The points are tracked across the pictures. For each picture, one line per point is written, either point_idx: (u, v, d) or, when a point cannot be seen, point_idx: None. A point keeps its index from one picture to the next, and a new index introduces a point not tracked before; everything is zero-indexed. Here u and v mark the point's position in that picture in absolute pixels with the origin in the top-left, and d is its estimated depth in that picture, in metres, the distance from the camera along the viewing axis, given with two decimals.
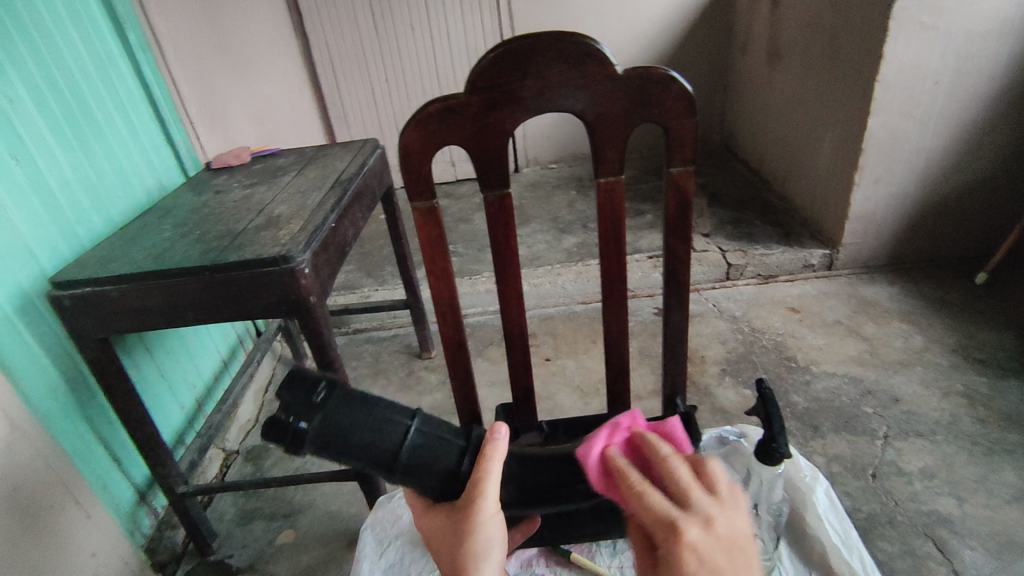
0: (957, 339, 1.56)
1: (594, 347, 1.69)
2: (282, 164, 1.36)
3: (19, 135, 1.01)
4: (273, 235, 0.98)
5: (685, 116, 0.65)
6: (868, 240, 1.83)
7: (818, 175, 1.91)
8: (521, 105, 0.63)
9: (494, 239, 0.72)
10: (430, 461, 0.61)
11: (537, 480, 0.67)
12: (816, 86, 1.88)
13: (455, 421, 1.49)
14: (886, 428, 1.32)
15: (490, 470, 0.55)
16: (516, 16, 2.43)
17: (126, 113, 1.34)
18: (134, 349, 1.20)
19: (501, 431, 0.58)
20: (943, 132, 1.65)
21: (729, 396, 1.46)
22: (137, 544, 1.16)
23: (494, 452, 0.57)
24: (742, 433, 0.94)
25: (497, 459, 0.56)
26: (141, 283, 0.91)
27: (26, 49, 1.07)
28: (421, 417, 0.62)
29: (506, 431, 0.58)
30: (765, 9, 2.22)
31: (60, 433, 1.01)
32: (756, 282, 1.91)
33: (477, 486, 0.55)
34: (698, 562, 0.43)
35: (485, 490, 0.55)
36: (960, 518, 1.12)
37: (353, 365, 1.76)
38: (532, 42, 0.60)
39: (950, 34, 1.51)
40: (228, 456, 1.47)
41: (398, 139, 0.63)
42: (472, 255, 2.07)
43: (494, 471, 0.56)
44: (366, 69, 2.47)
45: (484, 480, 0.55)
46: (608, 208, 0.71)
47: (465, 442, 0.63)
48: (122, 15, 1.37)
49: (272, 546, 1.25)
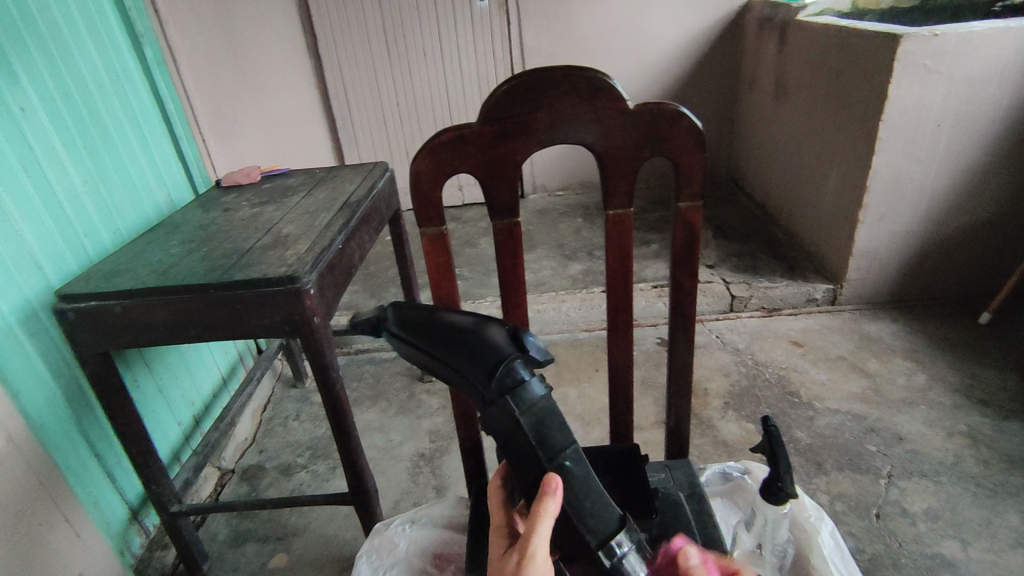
0: (961, 378, 1.55)
1: (596, 375, 1.68)
2: (292, 183, 1.37)
3: (33, 148, 1.02)
4: (280, 255, 0.98)
5: (695, 151, 0.66)
6: (872, 277, 1.84)
7: (822, 211, 1.93)
8: (533, 137, 0.64)
9: (502, 267, 0.72)
10: (554, 433, 0.58)
11: (551, 429, 0.58)
12: (820, 123, 1.92)
13: (454, 447, 1.48)
14: (889, 467, 1.31)
15: (541, 518, 0.53)
16: (526, 46, 2.48)
17: (139, 129, 1.36)
18: (134, 363, 1.20)
19: (555, 478, 0.55)
20: (947, 171, 1.66)
21: (731, 430, 1.45)
22: (126, 563, 1.14)
23: (546, 494, 0.54)
24: (747, 470, 0.85)
25: (553, 507, 0.54)
26: (144, 299, 0.91)
27: (44, 64, 1.09)
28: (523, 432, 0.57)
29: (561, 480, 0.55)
30: (772, 46, 2.26)
31: (55, 447, 1.00)
32: (760, 314, 1.90)
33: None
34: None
35: (534, 545, 0.52)
36: (965, 562, 1.10)
37: (353, 386, 1.75)
38: (545, 75, 0.61)
39: (953, 76, 1.54)
40: (223, 475, 1.46)
41: (411, 166, 0.64)
42: (476, 278, 2.07)
43: (548, 524, 0.53)
44: (377, 94, 2.52)
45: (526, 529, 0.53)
46: (617, 239, 0.72)
47: (502, 380, 0.57)
48: (141, 34, 1.41)
49: (263, 570, 1.22)
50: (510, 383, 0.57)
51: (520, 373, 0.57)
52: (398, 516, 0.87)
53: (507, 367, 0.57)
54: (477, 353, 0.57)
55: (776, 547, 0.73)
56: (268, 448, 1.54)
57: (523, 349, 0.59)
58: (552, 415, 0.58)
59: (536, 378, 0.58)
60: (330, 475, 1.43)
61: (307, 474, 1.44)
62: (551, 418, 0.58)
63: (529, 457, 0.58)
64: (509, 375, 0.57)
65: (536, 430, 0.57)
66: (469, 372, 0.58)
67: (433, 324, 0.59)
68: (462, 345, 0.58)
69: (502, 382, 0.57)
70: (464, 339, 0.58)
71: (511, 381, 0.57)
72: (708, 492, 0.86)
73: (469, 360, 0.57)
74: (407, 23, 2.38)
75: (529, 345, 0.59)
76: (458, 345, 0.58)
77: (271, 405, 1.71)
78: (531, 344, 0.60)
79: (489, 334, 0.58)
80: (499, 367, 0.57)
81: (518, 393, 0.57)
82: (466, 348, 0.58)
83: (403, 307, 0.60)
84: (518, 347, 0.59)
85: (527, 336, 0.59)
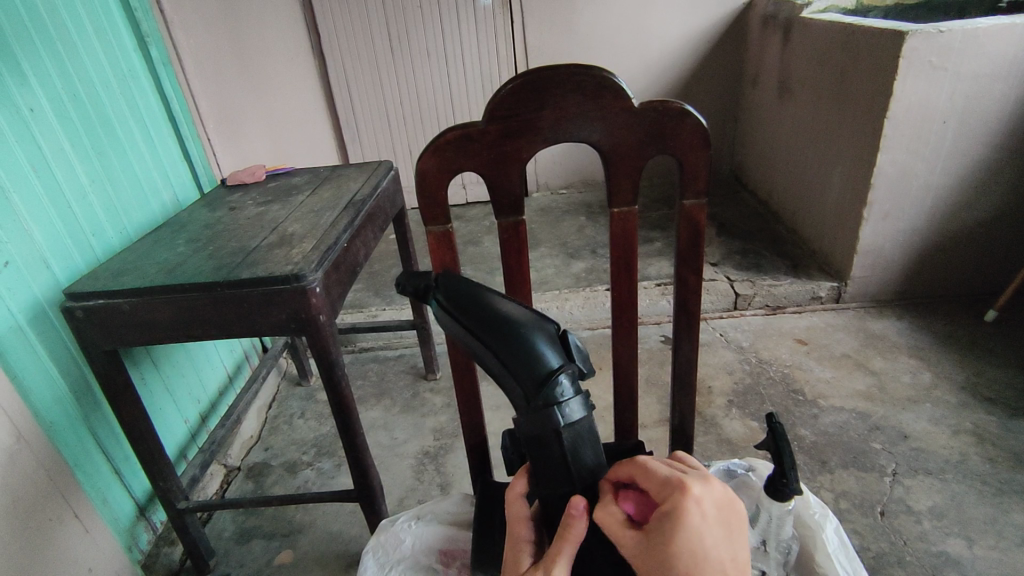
0: (966, 376, 1.54)
1: (600, 373, 1.68)
2: (297, 182, 1.38)
3: (40, 147, 1.03)
4: (286, 253, 0.99)
5: (699, 149, 0.66)
6: (876, 275, 1.83)
7: (826, 209, 1.92)
8: (538, 135, 0.64)
9: (507, 264, 0.72)
10: (588, 450, 0.60)
11: (585, 447, 0.60)
12: (824, 121, 1.91)
13: (459, 444, 1.49)
14: (894, 465, 1.31)
15: (567, 541, 0.53)
16: (530, 44, 2.48)
17: (145, 128, 1.36)
18: (141, 362, 1.21)
19: (582, 503, 0.53)
20: (952, 169, 1.66)
21: (736, 428, 1.45)
22: (134, 559, 1.15)
23: (571, 517, 0.53)
24: (751, 467, 0.85)
25: (579, 531, 0.53)
26: (152, 297, 0.91)
27: (52, 64, 1.09)
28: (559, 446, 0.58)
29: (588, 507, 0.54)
30: (776, 43, 2.25)
31: (64, 444, 1.00)
32: (764, 312, 1.90)
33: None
34: (701, 514, 0.47)
35: (559, 567, 0.52)
36: (970, 560, 1.10)
37: (358, 384, 1.75)
38: (551, 74, 0.61)
39: (959, 73, 1.53)
40: (229, 472, 1.46)
41: (416, 165, 0.64)
42: (481, 277, 2.08)
43: (573, 548, 0.53)
44: (381, 93, 2.52)
45: (550, 549, 0.53)
46: (621, 236, 0.72)
47: (549, 390, 0.58)
48: (147, 33, 1.41)
49: (269, 566, 1.23)
50: (557, 395, 0.58)
51: (567, 385, 0.58)
52: (404, 512, 0.87)
53: (556, 377, 0.58)
54: (526, 354, 0.58)
55: (779, 543, 0.73)
56: (273, 446, 1.55)
57: (570, 359, 0.61)
58: (588, 432, 0.60)
59: (579, 394, 0.60)
60: (336, 472, 1.44)
61: (312, 472, 1.45)
62: (587, 436, 0.60)
63: (559, 471, 0.60)
64: (557, 385, 0.58)
65: (571, 443, 0.59)
66: (513, 371, 0.58)
67: (485, 308, 0.60)
68: (512, 338, 0.59)
69: (549, 393, 0.58)
70: (512, 335, 0.58)
71: (557, 393, 0.58)
72: None
73: (517, 358, 0.58)
74: (410, 22, 2.39)
75: (573, 353, 0.62)
76: (505, 339, 0.58)
77: (276, 403, 1.72)
78: (574, 352, 0.62)
79: (536, 340, 0.59)
80: (547, 375, 0.58)
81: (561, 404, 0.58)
82: (516, 344, 0.58)
83: (454, 284, 0.61)
84: (565, 357, 0.61)
85: (571, 344, 0.62)
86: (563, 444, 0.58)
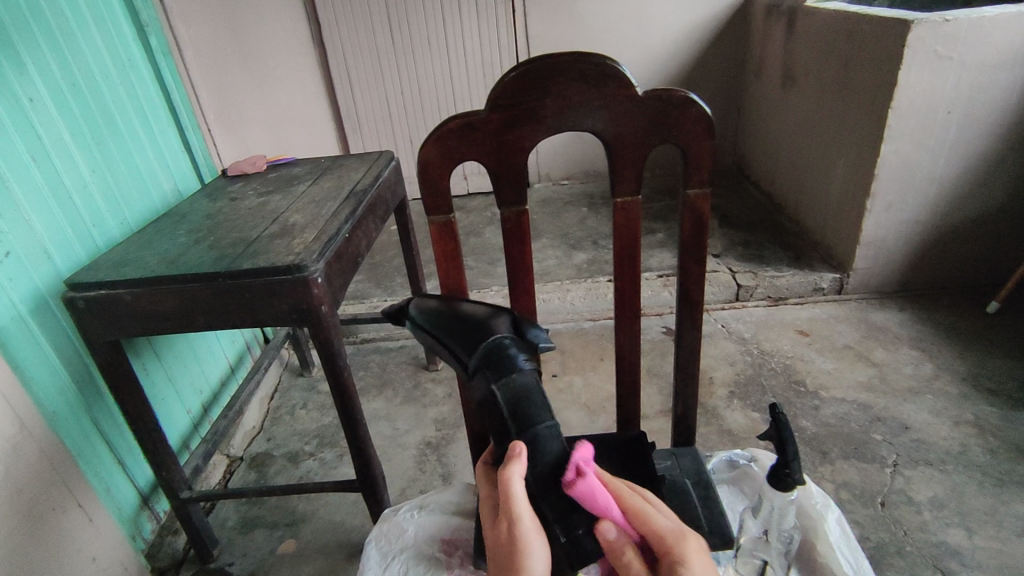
0: (968, 367, 1.54)
1: (602, 364, 1.68)
2: (298, 173, 1.37)
3: (39, 137, 1.03)
4: (287, 244, 0.98)
5: (703, 138, 0.66)
6: (879, 266, 1.83)
7: (829, 200, 1.92)
8: (541, 123, 0.64)
9: (509, 254, 0.72)
10: (533, 408, 0.59)
11: (528, 404, 0.59)
12: (828, 112, 1.90)
13: (461, 435, 1.49)
14: (895, 455, 1.31)
15: (510, 481, 0.54)
16: (532, 34, 2.46)
17: (145, 118, 1.36)
18: (143, 352, 1.21)
19: (521, 444, 0.56)
20: (957, 160, 1.65)
21: (737, 419, 1.45)
22: (137, 548, 1.16)
23: (512, 457, 0.55)
24: (753, 457, 0.85)
25: (520, 467, 0.55)
26: (154, 287, 0.91)
27: (50, 53, 1.08)
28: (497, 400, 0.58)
29: (526, 449, 0.56)
30: (779, 33, 2.23)
31: (67, 433, 1.01)
32: (766, 303, 1.90)
33: (517, 537, 0.53)
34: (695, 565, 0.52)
35: (518, 505, 0.54)
36: (970, 550, 1.10)
37: (360, 375, 1.76)
38: (553, 61, 0.61)
39: (964, 63, 1.52)
40: (232, 463, 1.47)
41: (418, 154, 0.64)
42: (482, 268, 2.08)
43: (520, 484, 0.54)
44: (382, 83, 2.51)
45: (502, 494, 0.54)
46: (624, 227, 0.72)
47: (488, 349, 0.60)
48: (146, 23, 1.40)
49: (272, 555, 1.24)
50: (499, 356, 0.60)
51: (510, 347, 0.60)
52: (406, 502, 0.88)
53: (495, 339, 0.60)
54: (474, 328, 0.62)
55: (781, 533, 0.73)
56: (275, 436, 1.55)
57: (525, 338, 0.63)
58: (533, 392, 0.59)
59: (529, 362, 0.61)
60: (338, 462, 1.44)
61: (315, 462, 1.45)
62: (531, 394, 0.59)
63: (507, 433, 0.59)
64: (497, 348, 0.60)
65: (512, 403, 0.59)
66: (463, 345, 0.62)
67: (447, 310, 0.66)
68: (466, 321, 0.63)
69: (491, 354, 0.60)
70: (468, 322, 0.63)
71: (498, 354, 0.60)
72: (714, 479, 0.86)
73: (466, 332, 0.62)
74: (412, 12, 2.37)
75: (534, 335, 0.63)
76: (460, 323, 0.63)
77: (278, 394, 1.72)
78: (536, 334, 0.64)
79: (488, 321, 0.63)
80: (490, 341, 0.60)
81: (503, 364, 0.59)
82: (467, 323, 0.63)
83: (425, 299, 0.68)
84: (518, 335, 0.63)
85: (533, 329, 0.64)
86: (501, 397, 0.58)
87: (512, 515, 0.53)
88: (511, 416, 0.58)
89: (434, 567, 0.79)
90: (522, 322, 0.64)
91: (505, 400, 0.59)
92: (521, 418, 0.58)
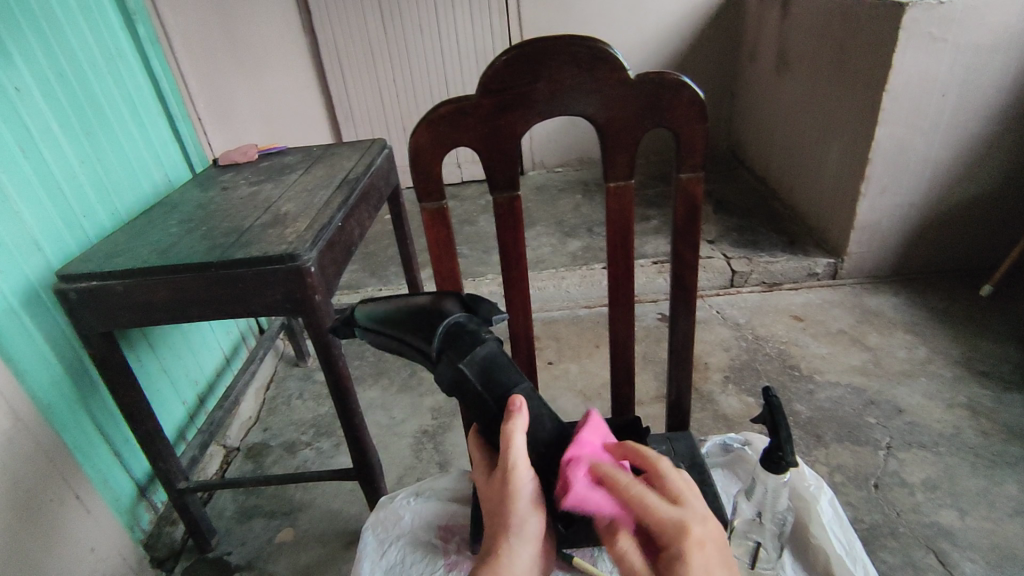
0: (961, 350, 1.55)
1: (597, 351, 1.69)
2: (290, 161, 1.36)
3: (28, 128, 1.01)
4: (279, 233, 0.98)
5: (696, 122, 0.65)
6: (873, 251, 1.83)
7: (823, 185, 1.92)
8: (532, 108, 0.63)
9: (502, 241, 0.72)
10: (500, 374, 0.58)
11: (496, 369, 0.58)
12: (822, 96, 1.90)
13: (457, 423, 1.49)
14: (888, 438, 1.32)
15: (513, 432, 0.54)
16: (524, 19, 2.44)
17: (134, 107, 1.34)
18: (137, 343, 1.20)
19: (521, 398, 0.56)
20: (952, 143, 1.65)
21: (732, 403, 1.46)
22: (136, 538, 1.16)
23: (513, 413, 0.55)
24: (747, 441, 0.86)
25: (521, 421, 0.55)
26: (146, 278, 0.91)
27: (37, 43, 1.07)
28: (467, 377, 0.57)
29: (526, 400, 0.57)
30: (774, 16, 2.22)
31: (62, 425, 1.00)
32: (761, 289, 1.90)
33: (513, 482, 0.53)
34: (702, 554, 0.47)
35: (516, 457, 0.54)
36: (962, 530, 1.12)
37: (355, 364, 1.76)
38: (544, 45, 0.60)
39: (959, 45, 1.51)
40: (229, 453, 1.47)
41: (409, 140, 0.63)
42: (477, 256, 2.07)
43: (521, 437, 0.54)
44: (374, 70, 2.48)
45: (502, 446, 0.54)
46: (617, 213, 0.72)
47: (444, 329, 0.58)
48: (133, 11, 1.38)
49: (270, 544, 1.24)
50: (462, 332, 0.58)
51: (464, 321, 0.59)
52: (401, 490, 0.88)
53: (449, 318, 0.58)
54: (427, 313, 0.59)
55: (775, 515, 0.73)
56: (272, 426, 1.55)
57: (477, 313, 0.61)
58: (495, 357, 0.59)
59: (486, 329, 0.60)
60: (335, 451, 1.44)
61: (311, 451, 1.45)
62: (494, 360, 0.59)
63: (484, 407, 0.58)
64: (453, 327, 0.58)
65: (480, 372, 0.57)
66: (419, 334, 0.58)
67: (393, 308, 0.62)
68: (417, 311, 0.60)
69: (450, 333, 0.58)
70: (418, 308, 0.60)
71: (456, 331, 0.58)
72: (708, 463, 0.86)
73: (420, 317, 0.59)
74: None
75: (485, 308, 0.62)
76: (414, 310, 0.59)
77: (274, 384, 1.72)
78: (489, 309, 0.62)
79: (443, 302, 0.60)
80: (448, 320, 0.58)
81: (469, 340, 0.58)
82: (418, 312, 0.59)
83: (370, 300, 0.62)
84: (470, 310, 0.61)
85: (482, 299, 0.62)
86: (471, 373, 0.57)
87: (511, 465, 0.53)
88: (484, 388, 0.58)
89: (431, 554, 0.80)
90: (470, 299, 0.63)
91: (476, 376, 0.57)
92: (493, 387, 0.58)
